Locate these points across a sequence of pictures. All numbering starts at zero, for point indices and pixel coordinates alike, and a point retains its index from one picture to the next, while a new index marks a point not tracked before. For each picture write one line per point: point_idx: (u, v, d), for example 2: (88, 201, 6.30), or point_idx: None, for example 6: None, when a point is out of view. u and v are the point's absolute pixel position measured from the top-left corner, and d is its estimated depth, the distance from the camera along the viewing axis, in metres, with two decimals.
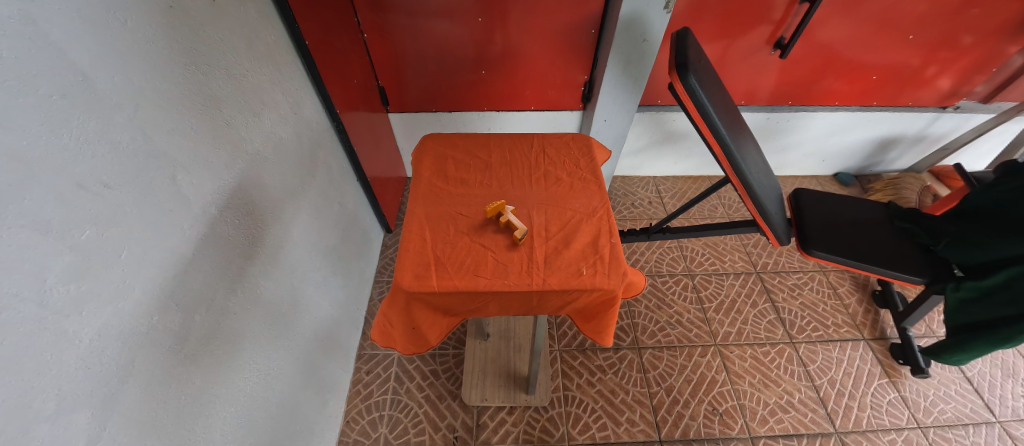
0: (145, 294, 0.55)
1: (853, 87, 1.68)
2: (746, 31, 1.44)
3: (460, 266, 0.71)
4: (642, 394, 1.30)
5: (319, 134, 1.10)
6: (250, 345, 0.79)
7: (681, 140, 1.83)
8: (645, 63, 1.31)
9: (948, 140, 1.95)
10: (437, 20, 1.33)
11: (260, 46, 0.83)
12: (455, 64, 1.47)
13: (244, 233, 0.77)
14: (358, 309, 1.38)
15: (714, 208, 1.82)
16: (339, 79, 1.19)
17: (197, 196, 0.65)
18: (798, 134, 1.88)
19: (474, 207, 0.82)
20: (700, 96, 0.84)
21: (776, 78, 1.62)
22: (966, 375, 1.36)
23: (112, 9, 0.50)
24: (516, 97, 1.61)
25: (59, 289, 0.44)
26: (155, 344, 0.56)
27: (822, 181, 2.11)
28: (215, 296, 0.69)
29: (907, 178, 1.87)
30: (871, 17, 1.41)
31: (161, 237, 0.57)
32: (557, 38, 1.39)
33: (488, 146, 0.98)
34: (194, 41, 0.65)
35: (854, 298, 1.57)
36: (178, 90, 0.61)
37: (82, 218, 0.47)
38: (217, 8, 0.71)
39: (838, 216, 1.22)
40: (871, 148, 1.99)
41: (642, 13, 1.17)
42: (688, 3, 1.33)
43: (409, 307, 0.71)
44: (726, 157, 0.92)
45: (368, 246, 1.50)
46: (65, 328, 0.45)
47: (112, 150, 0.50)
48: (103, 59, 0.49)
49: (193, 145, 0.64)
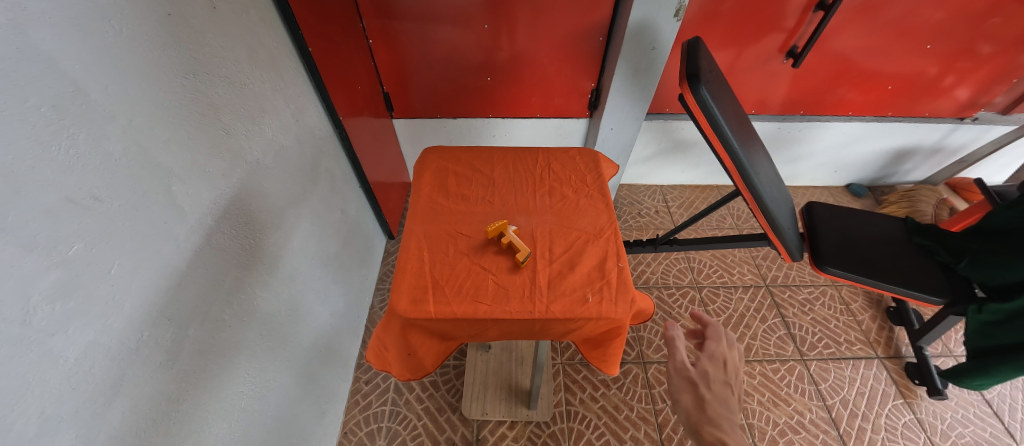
0: (135, 309, 0.53)
1: (867, 96, 1.64)
2: (758, 39, 1.40)
3: (459, 290, 0.69)
4: (647, 411, 1.26)
5: (321, 141, 1.09)
6: (246, 357, 0.77)
7: (689, 149, 1.80)
8: (654, 72, 1.29)
9: (966, 153, 1.90)
10: (443, 26, 1.31)
11: (262, 53, 0.82)
12: (461, 70, 1.45)
13: (242, 244, 0.75)
14: (358, 316, 1.36)
15: (722, 219, 1.79)
16: (343, 85, 1.18)
17: (192, 207, 0.63)
18: (809, 145, 1.85)
19: (474, 225, 0.80)
20: (712, 107, 0.81)
21: (788, 87, 1.59)
22: (985, 398, 1.31)
23: (107, 17, 0.49)
24: (522, 103, 1.59)
25: (44, 308, 0.43)
26: (146, 361, 0.55)
27: (834, 192, 2.07)
28: (210, 309, 0.67)
29: (923, 190, 1.82)
30: (888, 25, 1.37)
31: (155, 251, 0.56)
32: (564, 46, 1.37)
33: (490, 158, 0.96)
34: (193, 48, 0.64)
35: (867, 315, 1.53)
36: (175, 98, 0.60)
37: (70, 232, 0.45)
38: (218, 14, 0.69)
39: (854, 233, 1.18)
40: (886, 159, 1.95)
41: (652, 21, 1.15)
42: (698, 11, 1.31)
43: (405, 332, 0.69)
44: (736, 171, 0.89)
45: (370, 253, 1.49)
46: (50, 347, 0.43)
47: (103, 162, 0.49)
48: (97, 69, 0.48)
49: (190, 155, 0.62)
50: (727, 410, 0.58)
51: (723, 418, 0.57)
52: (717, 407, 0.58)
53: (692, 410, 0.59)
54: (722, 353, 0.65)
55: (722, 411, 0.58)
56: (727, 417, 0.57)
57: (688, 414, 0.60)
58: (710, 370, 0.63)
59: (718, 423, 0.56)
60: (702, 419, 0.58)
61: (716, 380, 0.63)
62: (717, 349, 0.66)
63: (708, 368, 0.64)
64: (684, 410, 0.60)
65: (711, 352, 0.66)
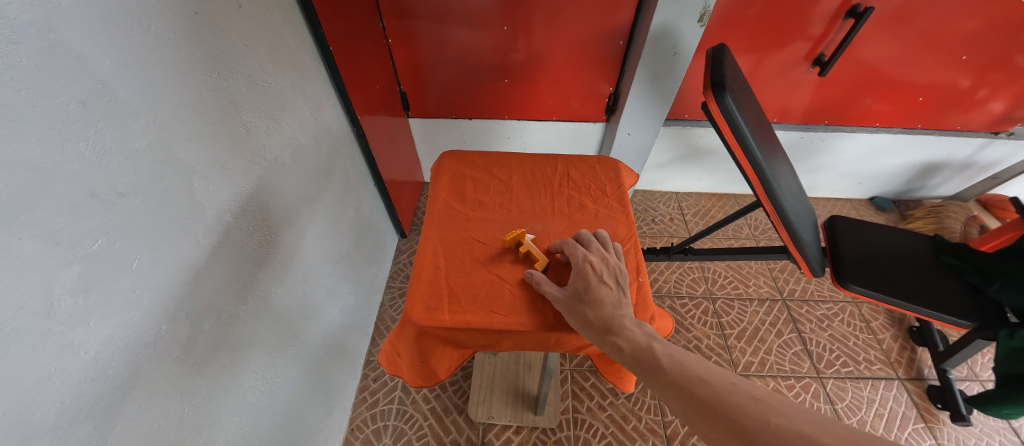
0: (154, 304, 0.54)
1: (895, 108, 1.59)
2: (783, 46, 1.37)
3: (474, 300, 0.68)
4: (655, 423, 1.24)
5: (338, 139, 1.10)
6: (259, 353, 0.78)
7: (707, 157, 1.77)
8: (675, 78, 1.26)
9: (999, 169, 1.83)
10: (462, 27, 1.31)
11: (283, 52, 0.83)
12: (479, 71, 1.45)
13: (258, 241, 0.76)
14: (368, 313, 1.36)
15: (739, 229, 1.75)
16: (361, 84, 1.19)
17: (211, 204, 0.63)
18: (832, 155, 1.80)
19: (491, 233, 0.79)
20: (736, 117, 0.78)
21: (811, 96, 1.55)
22: (1011, 426, 1.26)
23: (135, 15, 0.49)
24: (539, 106, 1.58)
25: (67, 301, 0.43)
26: (162, 355, 0.55)
27: (856, 205, 2.02)
28: (225, 305, 0.68)
29: (951, 207, 1.76)
30: (921, 34, 1.32)
31: (174, 246, 0.57)
32: (582, 49, 1.36)
33: (508, 164, 0.96)
34: (217, 47, 0.64)
35: (888, 334, 1.48)
36: (199, 96, 0.60)
37: (93, 228, 0.46)
38: (243, 13, 0.70)
39: (879, 249, 1.14)
40: (913, 172, 1.88)
41: (675, 26, 1.13)
42: (721, 17, 1.28)
43: (419, 340, 0.68)
44: (759, 183, 0.87)
45: (382, 251, 1.50)
46: (71, 339, 0.44)
47: (128, 158, 0.49)
48: (124, 66, 0.48)
49: (210, 151, 0.63)
50: (614, 309, 0.59)
51: (613, 319, 0.57)
52: (603, 312, 0.58)
53: (586, 329, 0.59)
54: (586, 261, 0.64)
55: (608, 314, 0.58)
56: (616, 316, 0.58)
57: (583, 331, 0.59)
58: (581, 284, 0.62)
59: (611, 331, 0.56)
60: (597, 333, 0.58)
61: (594, 287, 0.62)
62: (580, 260, 0.65)
63: (579, 282, 0.62)
64: (579, 331, 0.60)
65: (577, 267, 0.64)
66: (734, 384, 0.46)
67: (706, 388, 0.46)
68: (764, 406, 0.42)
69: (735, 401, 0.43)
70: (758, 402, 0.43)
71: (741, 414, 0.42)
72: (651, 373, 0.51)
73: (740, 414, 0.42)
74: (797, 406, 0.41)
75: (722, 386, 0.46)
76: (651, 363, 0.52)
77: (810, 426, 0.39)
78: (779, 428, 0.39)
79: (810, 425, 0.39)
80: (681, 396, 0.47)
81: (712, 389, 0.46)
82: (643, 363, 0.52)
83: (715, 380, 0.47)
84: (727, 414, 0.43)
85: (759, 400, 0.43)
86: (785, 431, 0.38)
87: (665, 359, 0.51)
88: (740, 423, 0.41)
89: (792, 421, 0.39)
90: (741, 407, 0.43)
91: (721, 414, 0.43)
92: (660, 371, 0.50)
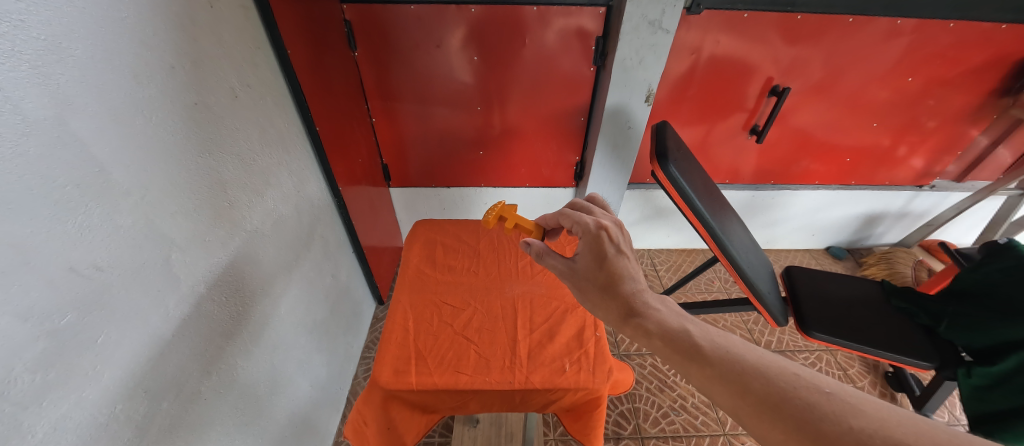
0: (112, 380, 0.52)
1: (829, 167, 1.78)
2: (723, 118, 1.56)
3: (441, 361, 0.69)
4: None
5: (319, 209, 1.14)
6: (217, 433, 0.73)
7: (672, 216, 1.89)
8: (632, 147, 1.41)
9: (931, 217, 2.01)
10: (440, 107, 1.45)
11: (273, 132, 0.90)
12: (456, 144, 1.57)
13: (229, 312, 0.75)
14: (339, 388, 1.30)
15: (711, 282, 1.82)
16: (345, 158, 1.27)
17: (187, 276, 0.65)
18: (784, 210, 1.95)
19: (460, 295, 0.82)
20: (682, 182, 0.88)
21: (757, 159, 1.72)
22: None
23: (140, 107, 0.55)
24: (512, 174, 1.70)
25: (25, 378, 0.43)
26: (112, 438, 0.52)
27: (815, 255, 2.14)
28: (188, 381, 0.65)
29: (898, 253, 1.89)
30: (838, 105, 1.54)
31: (145, 319, 0.57)
32: (549, 124, 1.51)
33: (477, 229, 1.01)
34: (212, 131, 0.70)
35: (866, 380, 1.49)
36: (189, 175, 0.65)
37: (65, 304, 0.47)
38: (238, 101, 0.78)
39: (834, 296, 1.20)
40: (858, 223, 2.05)
41: (626, 105, 1.28)
42: (667, 95, 1.47)
43: (387, 406, 0.67)
44: (710, 237, 0.94)
45: (358, 320, 1.47)
46: (19, 421, 0.42)
47: (111, 234, 0.52)
48: (122, 153, 0.53)
49: (192, 225, 0.66)
50: (634, 286, 0.62)
51: (635, 299, 0.60)
52: (624, 289, 0.62)
53: (608, 310, 0.61)
54: (600, 228, 0.66)
55: (629, 292, 0.61)
56: (637, 295, 0.61)
57: (602, 309, 0.62)
58: (599, 256, 0.64)
59: (636, 314, 0.59)
60: (622, 315, 0.60)
61: (614, 258, 0.64)
62: (595, 227, 0.66)
63: (598, 255, 0.65)
64: (598, 306, 0.63)
65: (592, 235, 0.66)
66: (797, 376, 0.44)
67: (764, 381, 0.45)
68: (838, 404, 0.41)
69: (803, 397, 0.42)
70: (831, 398, 0.41)
71: (814, 413, 0.41)
72: (692, 362, 0.50)
73: (813, 413, 0.41)
74: (872, 401, 0.40)
75: (782, 378, 0.45)
76: (694, 351, 0.51)
77: (892, 427, 0.38)
78: (860, 430, 0.38)
79: (892, 426, 0.38)
80: (734, 392, 0.46)
81: (772, 383, 0.45)
82: (677, 348, 0.53)
83: (774, 372, 0.46)
84: (796, 413, 0.41)
85: (829, 395, 0.42)
86: (870, 437, 0.37)
87: (709, 348, 0.51)
88: (811, 423, 0.40)
89: (875, 423, 0.38)
90: (813, 406, 0.41)
91: (788, 413, 0.42)
92: (704, 360, 0.50)
